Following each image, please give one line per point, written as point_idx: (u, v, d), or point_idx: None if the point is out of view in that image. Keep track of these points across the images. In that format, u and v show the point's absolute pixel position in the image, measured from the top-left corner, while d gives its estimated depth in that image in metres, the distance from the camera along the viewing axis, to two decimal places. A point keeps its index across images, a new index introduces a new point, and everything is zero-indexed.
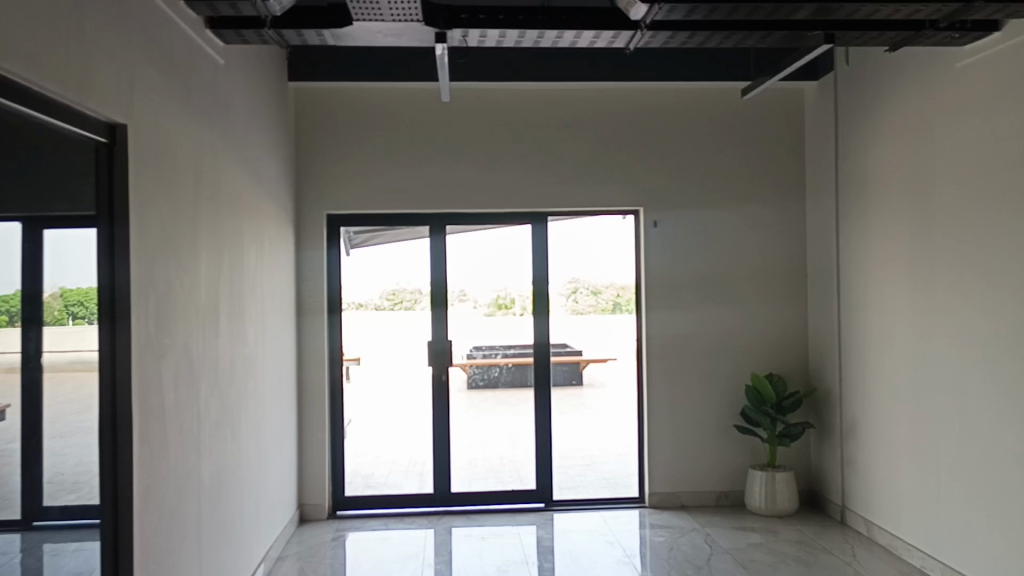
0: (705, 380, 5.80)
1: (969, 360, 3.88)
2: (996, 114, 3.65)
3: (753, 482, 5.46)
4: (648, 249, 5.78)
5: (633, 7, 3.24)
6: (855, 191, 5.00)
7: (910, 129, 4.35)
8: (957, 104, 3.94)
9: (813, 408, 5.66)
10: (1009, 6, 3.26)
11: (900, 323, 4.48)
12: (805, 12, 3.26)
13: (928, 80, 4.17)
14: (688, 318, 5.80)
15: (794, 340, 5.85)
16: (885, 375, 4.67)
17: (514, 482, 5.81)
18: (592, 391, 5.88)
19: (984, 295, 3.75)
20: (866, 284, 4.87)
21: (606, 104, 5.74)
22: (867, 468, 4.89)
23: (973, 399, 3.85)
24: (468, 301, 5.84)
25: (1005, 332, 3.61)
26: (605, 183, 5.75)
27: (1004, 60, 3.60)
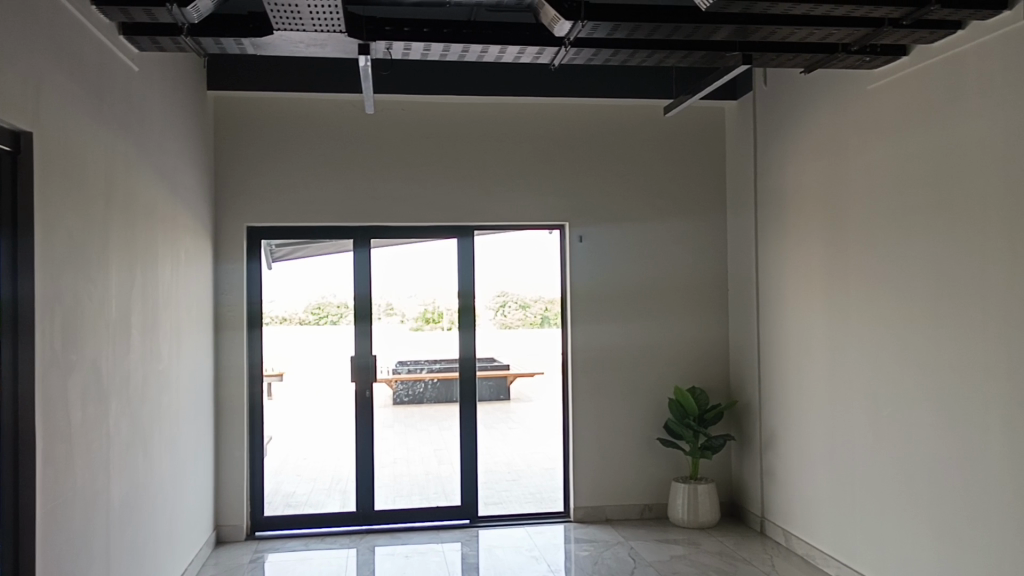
0: (629, 393, 5.86)
1: (881, 373, 4.00)
2: (905, 135, 3.80)
3: (676, 494, 5.53)
4: (574, 263, 5.82)
5: (557, 24, 3.26)
6: (773, 207, 5.13)
7: (825, 148, 4.49)
8: (868, 125, 4.09)
9: (734, 420, 5.77)
10: (916, 32, 3.40)
11: (816, 337, 4.61)
12: (723, 33, 3.34)
13: (841, 102, 4.31)
14: (612, 332, 5.85)
15: (715, 354, 5.95)
16: (802, 387, 4.79)
17: (439, 498, 5.76)
18: (518, 405, 5.88)
19: (895, 309, 3.89)
20: (784, 299, 4.99)
21: (532, 119, 5.77)
22: (785, 480, 5.00)
23: (885, 411, 3.97)
24: (394, 315, 5.78)
25: (914, 345, 3.75)
26: (531, 197, 5.77)
27: (912, 84, 3.75)
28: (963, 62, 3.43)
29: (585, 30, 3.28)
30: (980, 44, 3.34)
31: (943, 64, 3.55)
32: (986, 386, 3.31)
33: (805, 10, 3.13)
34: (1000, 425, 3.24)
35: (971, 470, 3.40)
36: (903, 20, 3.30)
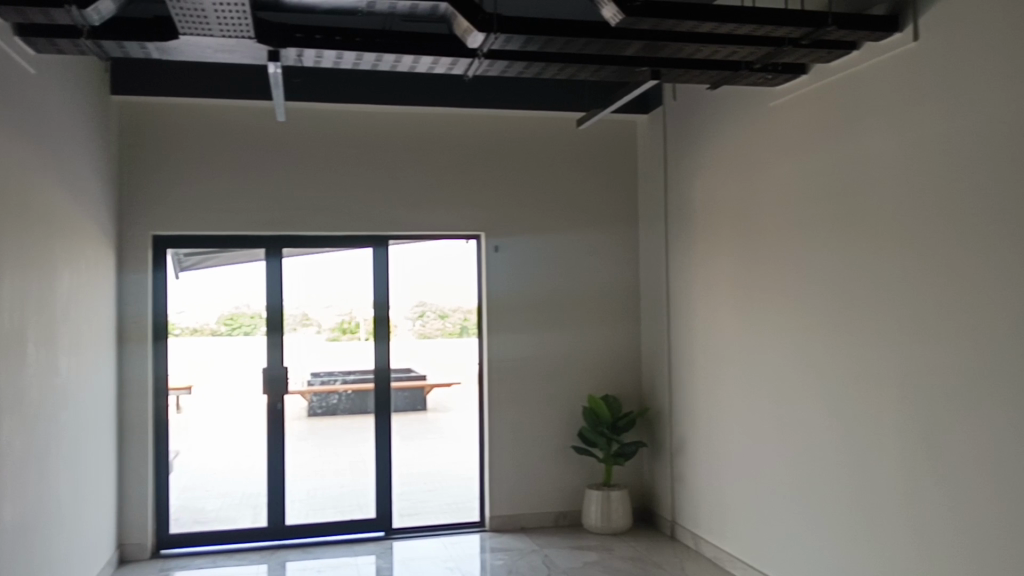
0: (544, 402, 5.91)
1: (784, 379, 4.14)
2: (806, 150, 3.95)
3: (590, 502, 5.60)
4: (490, 273, 5.84)
5: (469, 36, 3.28)
6: (683, 218, 5.26)
7: (731, 161, 4.63)
8: (772, 140, 4.24)
9: (646, 428, 5.87)
10: (814, 51, 3.54)
11: (723, 345, 4.74)
12: (632, 49, 3.42)
13: (746, 117, 4.46)
14: (527, 341, 5.89)
15: (628, 362, 6.06)
16: (710, 394, 4.92)
17: (354, 511, 5.70)
18: (435, 416, 5.87)
19: (797, 318, 4.03)
20: (694, 308, 5.12)
21: (448, 129, 5.78)
22: (695, 485, 5.12)
23: (788, 416, 4.11)
24: (310, 325, 5.68)
25: (815, 352, 3.90)
26: (446, 207, 5.78)
27: (812, 101, 3.91)
28: (859, 81, 3.60)
29: (497, 42, 3.30)
30: (874, 65, 3.50)
31: (840, 83, 3.71)
32: (881, 391, 3.47)
33: (710, 28, 3.23)
34: (894, 428, 3.39)
35: (867, 471, 3.55)
36: (802, 40, 3.44)
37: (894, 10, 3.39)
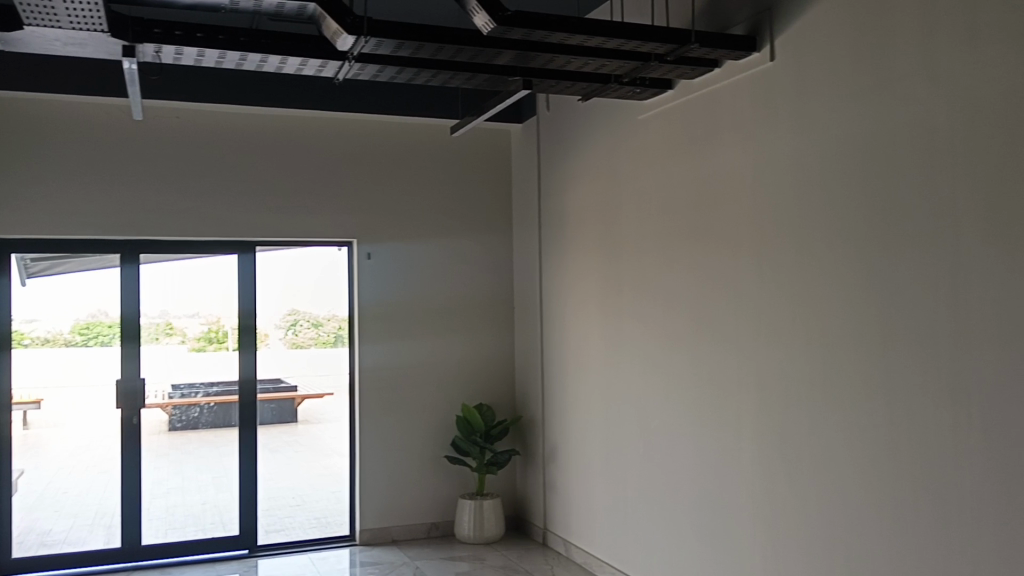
0: (417, 412, 5.85)
1: (650, 385, 4.24)
2: (671, 162, 4.07)
3: (462, 511, 5.58)
4: (362, 282, 5.75)
5: (338, 38, 3.21)
6: (556, 228, 5.33)
7: (601, 172, 4.72)
8: (639, 152, 4.34)
9: (518, 436, 5.90)
10: (678, 67, 3.65)
11: (593, 352, 4.82)
12: (504, 58, 3.43)
13: (615, 129, 4.56)
14: (399, 350, 5.82)
15: (501, 370, 6.07)
16: (580, 401, 4.99)
17: (215, 529, 5.46)
18: (306, 428, 5.72)
19: (662, 326, 4.14)
20: (565, 316, 5.18)
21: (318, 133, 5.66)
22: (566, 492, 5.17)
23: (653, 421, 4.21)
24: (175, 335, 5.46)
25: (679, 359, 4.01)
26: (317, 214, 5.65)
27: (677, 115, 4.03)
28: (720, 98, 3.73)
29: (367, 46, 3.25)
30: (734, 82, 3.65)
31: (703, 99, 3.84)
32: (739, 396, 3.60)
33: (579, 41, 3.28)
34: (751, 432, 3.53)
35: (727, 475, 3.68)
36: (667, 56, 3.54)
37: (752, 31, 3.54)
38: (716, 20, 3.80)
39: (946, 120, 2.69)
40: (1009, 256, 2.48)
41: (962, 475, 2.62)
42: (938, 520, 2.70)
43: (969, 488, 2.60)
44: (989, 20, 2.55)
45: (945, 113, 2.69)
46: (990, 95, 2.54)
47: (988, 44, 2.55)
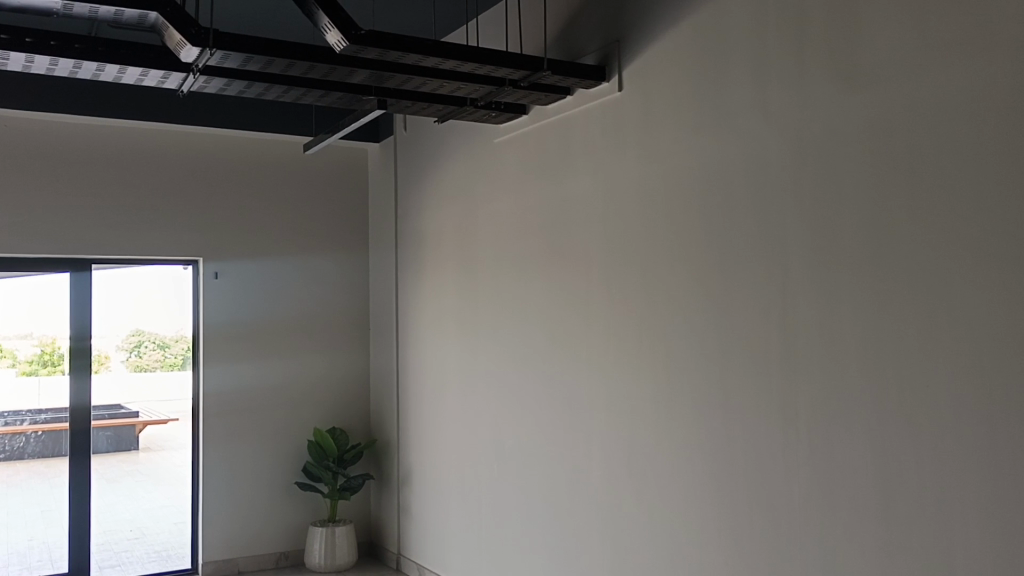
0: (267, 437, 5.66)
1: (503, 406, 4.27)
2: (526, 186, 4.13)
3: (313, 539, 5.42)
4: (207, 302, 5.52)
5: (182, 49, 3.08)
6: (412, 249, 5.30)
7: (458, 194, 4.75)
8: (495, 175, 4.39)
9: (372, 460, 5.80)
10: (532, 93, 3.72)
11: (448, 373, 4.81)
12: (358, 77, 3.40)
13: (473, 151, 4.59)
14: (249, 372, 5.63)
15: (356, 392, 5.96)
16: (435, 423, 4.96)
17: (43, 567, 5.10)
18: (148, 456, 5.44)
19: (516, 347, 4.19)
20: (421, 337, 5.15)
21: (164, 146, 5.42)
22: (420, 515, 5.12)
23: (506, 443, 4.24)
24: (4, 358, 5.10)
25: (532, 381, 4.06)
26: (160, 231, 5.40)
27: (531, 140, 4.10)
28: (572, 124, 3.83)
29: (214, 58, 3.13)
30: (585, 110, 3.75)
31: (555, 125, 3.94)
32: (588, 416, 3.68)
33: (433, 62, 3.28)
34: (599, 450, 3.62)
35: (576, 494, 3.74)
36: (520, 82, 3.60)
37: (601, 61, 3.66)
38: (568, 49, 3.91)
39: (777, 153, 2.86)
40: (832, 281, 2.66)
41: (792, 488, 2.77)
42: (770, 531, 2.83)
43: (798, 500, 2.75)
44: (815, 62, 2.74)
45: (777, 145, 2.86)
46: (816, 131, 2.73)
47: (815, 84, 2.74)
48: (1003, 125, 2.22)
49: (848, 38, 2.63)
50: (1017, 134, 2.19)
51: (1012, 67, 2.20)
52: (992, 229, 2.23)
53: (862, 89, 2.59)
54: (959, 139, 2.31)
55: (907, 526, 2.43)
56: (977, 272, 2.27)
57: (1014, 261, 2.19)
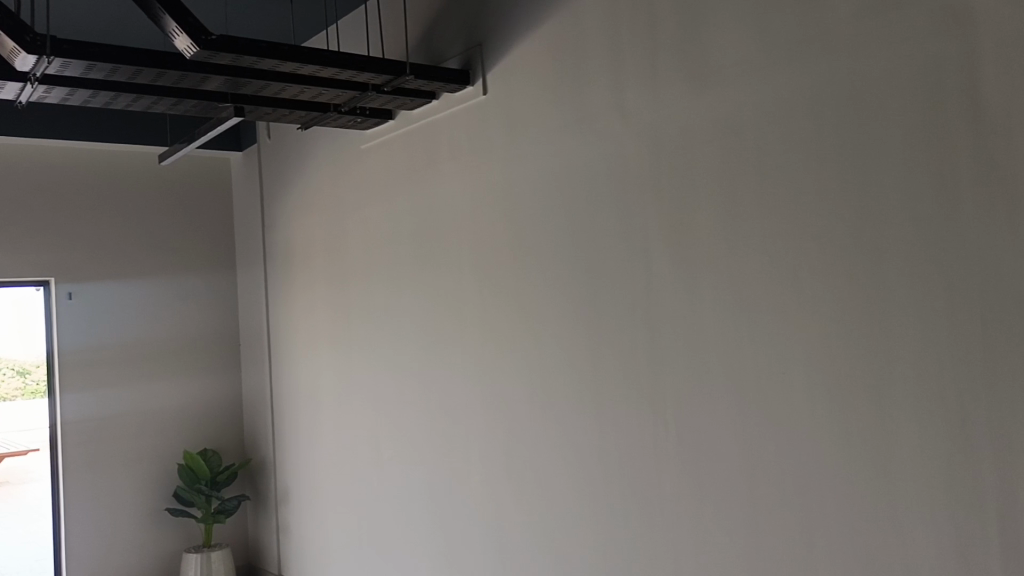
0: (134, 462, 5.41)
1: (380, 416, 4.21)
2: (395, 192, 4.08)
3: (186, 566, 5.20)
4: (61, 325, 5.21)
5: (16, 56, 2.87)
6: (281, 260, 5.16)
7: (325, 203, 4.65)
8: (362, 183, 4.32)
9: (249, 479, 5.62)
10: (395, 99, 3.68)
11: (324, 386, 4.70)
12: (212, 84, 3.27)
13: (338, 160, 4.52)
14: (113, 397, 5.36)
15: (229, 411, 5.76)
16: (311, 437, 4.84)
17: None
18: (5, 490, 5.12)
19: (391, 356, 4.13)
20: (294, 351, 5.03)
21: (7, 161, 5.09)
22: (301, 533, 4.98)
23: (385, 452, 4.17)
24: None
25: (408, 389, 4.01)
26: (6, 252, 5.07)
27: (398, 146, 4.06)
28: (437, 129, 3.81)
29: (53, 66, 2.94)
30: (450, 115, 3.74)
31: (421, 131, 3.91)
32: (465, 422, 3.67)
33: (292, 68, 3.19)
34: (477, 455, 3.60)
35: (457, 500, 3.71)
36: (383, 87, 3.55)
37: (465, 65, 3.66)
38: (431, 54, 3.89)
39: (636, 152, 2.91)
40: (692, 276, 2.73)
41: (662, 480, 2.83)
42: (644, 523, 2.89)
43: (668, 491, 2.81)
44: (667, 64, 2.81)
45: (634, 146, 2.92)
46: (671, 130, 2.80)
47: (669, 86, 2.81)
48: (842, 120, 2.33)
49: (698, 41, 2.71)
50: (855, 127, 2.30)
51: (847, 66, 2.31)
52: (836, 220, 2.34)
53: (712, 91, 2.67)
54: (803, 136, 2.42)
55: (770, 510, 2.51)
56: (824, 262, 2.37)
57: (856, 250, 2.30)
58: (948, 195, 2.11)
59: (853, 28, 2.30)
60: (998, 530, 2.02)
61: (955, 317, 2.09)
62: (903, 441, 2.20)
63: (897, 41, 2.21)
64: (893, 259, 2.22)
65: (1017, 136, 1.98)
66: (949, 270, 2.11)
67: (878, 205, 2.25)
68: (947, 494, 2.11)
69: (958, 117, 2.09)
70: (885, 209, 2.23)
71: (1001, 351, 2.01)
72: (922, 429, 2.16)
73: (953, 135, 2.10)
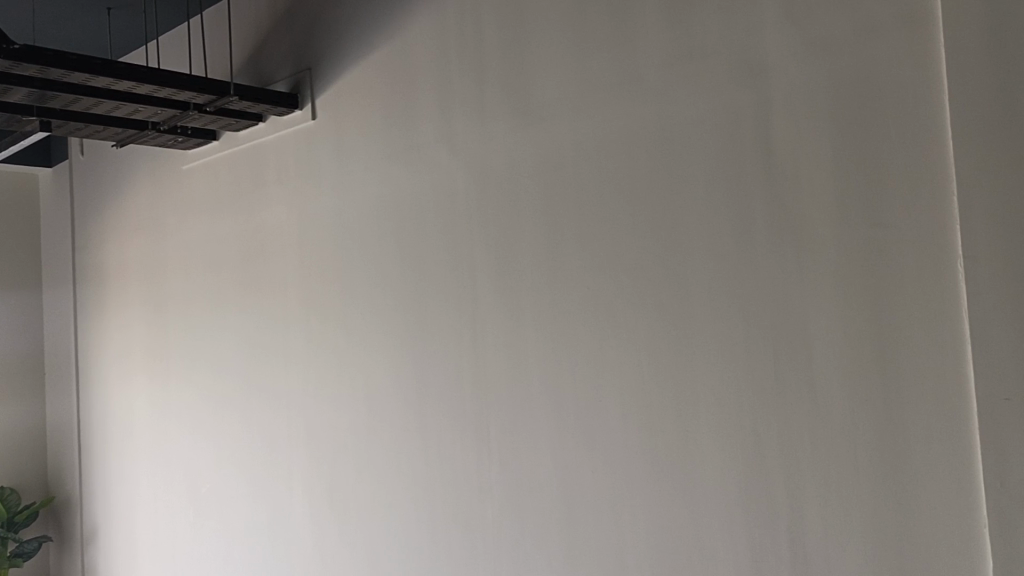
0: None
1: (199, 447, 4.02)
2: (219, 214, 3.94)
3: None
4: None
5: None
6: (93, 283, 4.86)
7: (143, 223, 4.44)
8: (184, 204, 4.16)
9: (53, 518, 5.21)
10: (219, 119, 3.58)
11: (138, 416, 4.45)
12: (15, 96, 3.06)
13: (159, 179, 4.33)
14: None
15: (32, 444, 5.34)
16: (123, 471, 4.56)
17: None
18: None
19: (211, 383, 3.97)
20: (106, 379, 4.73)
21: None
22: (109, 573, 4.67)
23: (203, 486, 3.99)
24: None
25: (228, 418, 3.86)
26: None
27: (223, 166, 3.93)
28: (264, 152, 3.73)
29: None
30: (278, 138, 3.67)
31: (247, 153, 3.81)
32: (289, 451, 3.57)
33: (106, 82, 3.04)
34: (301, 487, 3.51)
35: (279, 533, 3.60)
36: (206, 106, 3.43)
37: (293, 88, 3.61)
38: (259, 75, 3.80)
39: (462, 183, 2.96)
40: (515, 306, 2.80)
41: (486, 507, 2.86)
42: (468, 551, 2.91)
43: (492, 517, 2.84)
44: (494, 97, 2.88)
45: (461, 175, 2.97)
46: (496, 162, 2.86)
47: (495, 119, 2.87)
48: (654, 161, 2.47)
49: (522, 77, 2.80)
50: (665, 168, 2.44)
51: (658, 110, 2.46)
52: (647, 254, 2.47)
53: (535, 127, 2.76)
54: (620, 173, 2.54)
55: (587, 535, 2.60)
56: (636, 294, 2.50)
57: (664, 282, 2.43)
58: (745, 236, 2.27)
59: (662, 74, 2.45)
60: (789, 545, 2.18)
61: (750, 349, 2.26)
62: (706, 465, 2.34)
63: (702, 87, 2.37)
64: (697, 294, 2.36)
65: (802, 182, 2.17)
66: (745, 303, 2.27)
67: (684, 242, 2.39)
68: (745, 513, 2.26)
69: (753, 163, 2.26)
70: (690, 247, 2.38)
71: (789, 380, 2.18)
72: (722, 453, 2.31)
73: (749, 179, 2.27)
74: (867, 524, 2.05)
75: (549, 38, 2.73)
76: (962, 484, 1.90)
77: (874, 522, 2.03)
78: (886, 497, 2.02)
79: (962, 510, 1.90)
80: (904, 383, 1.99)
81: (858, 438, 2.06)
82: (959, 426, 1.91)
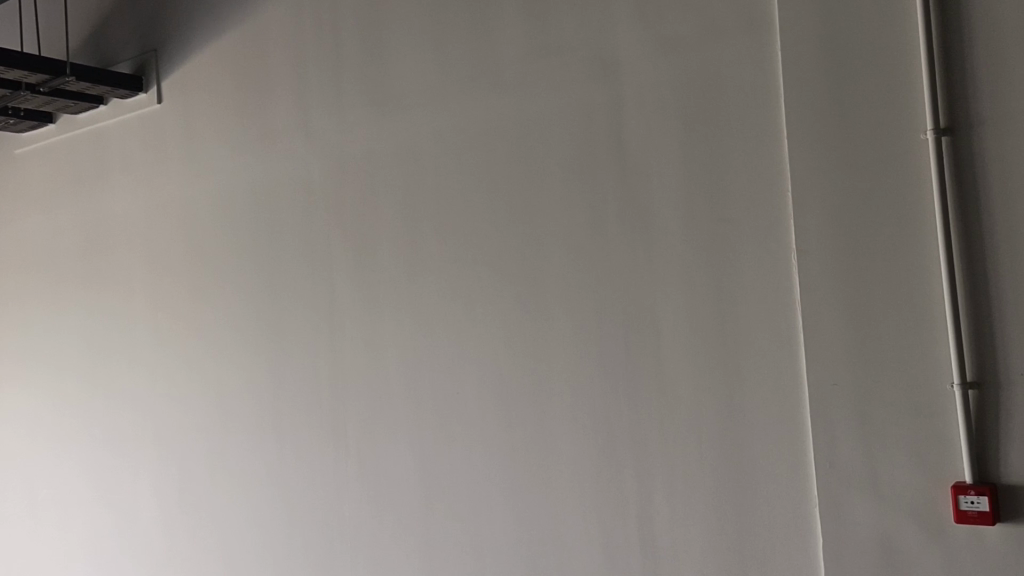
0: None
1: (38, 451, 3.77)
2: (56, 202, 3.70)
3: None
4: None
5: None
6: None
7: None
8: (17, 191, 3.88)
9: None
10: (55, 100, 3.35)
11: None
12: None
13: None
14: None
15: None
16: None
17: None
18: None
19: (50, 383, 3.73)
20: None
21: None
22: None
23: (42, 492, 3.75)
24: None
25: (69, 419, 3.64)
26: None
27: (61, 150, 3.69)
28: (106, 136, 3.52)
29: None
30: (123, 122, 3.47)
31: (88, 139, 3.59)
32: (135, 452, 3.40)
33: None
34: (149, 489, 3.35)
35: (126, 537, 3.43)
36: (40, 86, 3.21)
37: (137, 70, 3.42)
38: (100, 55, 3.58)
39: (318, 173, 2.89)
40: (373, 300, 2.76)
41: (343, 503, 2.81)
42: (324, 548, 2.86)
43: (349, 513, 2.80)
44: (350, 87, 2.82)
45: (317, 165, 2.89)
46: (353, 153, 2.80)
47: (351, 110, 2.81)
48: (511, 153, 2.47)
49: (379, 67, 2.75)
50: (521, 160, 2.45)
51: (515, 103, 2.47)
52: (504, 246, 2.48)
53: (392, 117, 2.72)
54: (477, 164, 2.54)
55: (444, 526, 2.59)
56: (493, 287, 2.50)
57: (520, 274, 2.45)
58: (598, 228, 2.31)
59: (519, 68, 2.46)
60: (637, 528, 2.25)
61: (603, 339, 2.30)
62: (561, 455, 2.38)
63: (557, 82, 2.39)
64: (553, 286, 2.39)
65: (652, 176, 2.22)
66: (599, 293, 2.31)
67: (541, 233, 2.42)
68: (596, 499, 2.31)
69: (606, 157, 2.30)
70: (546, 238, 2.41)
71: (639, 369, 2.24)
72: (576, 442, 2.35)
73: (602, 173, 2.31)
74: (710, 505, 2.13)
75: (407, 27, 2.69)
76: (795, 464, 2.01)
77: (717, 502, 2.12)
78: (727, 479, 2.11)
79: (794, 490, 2.01)
80: (744, 370, 2.08)
81: (703, 423, 2.14)
82: (793, 410, 2.01)
